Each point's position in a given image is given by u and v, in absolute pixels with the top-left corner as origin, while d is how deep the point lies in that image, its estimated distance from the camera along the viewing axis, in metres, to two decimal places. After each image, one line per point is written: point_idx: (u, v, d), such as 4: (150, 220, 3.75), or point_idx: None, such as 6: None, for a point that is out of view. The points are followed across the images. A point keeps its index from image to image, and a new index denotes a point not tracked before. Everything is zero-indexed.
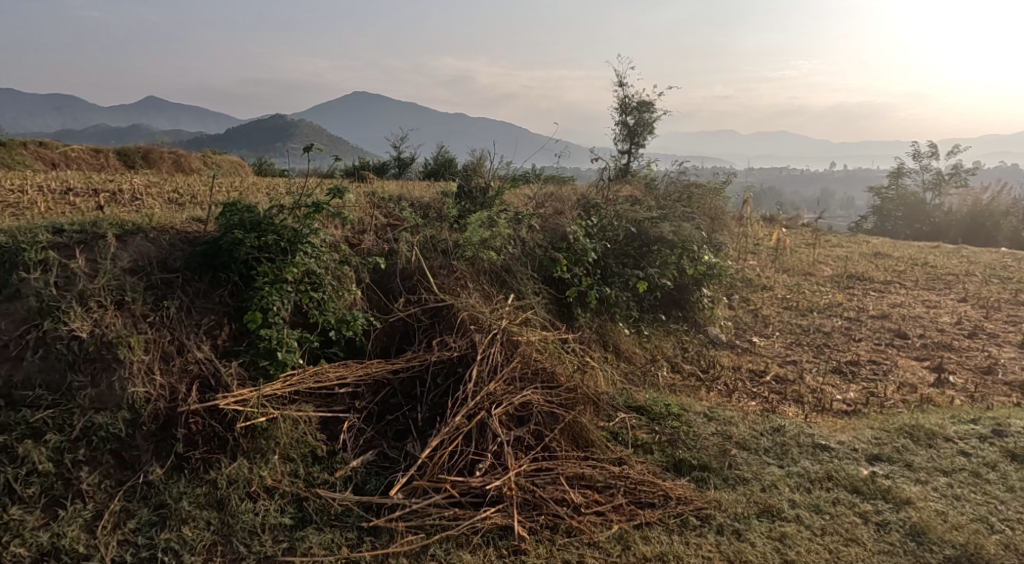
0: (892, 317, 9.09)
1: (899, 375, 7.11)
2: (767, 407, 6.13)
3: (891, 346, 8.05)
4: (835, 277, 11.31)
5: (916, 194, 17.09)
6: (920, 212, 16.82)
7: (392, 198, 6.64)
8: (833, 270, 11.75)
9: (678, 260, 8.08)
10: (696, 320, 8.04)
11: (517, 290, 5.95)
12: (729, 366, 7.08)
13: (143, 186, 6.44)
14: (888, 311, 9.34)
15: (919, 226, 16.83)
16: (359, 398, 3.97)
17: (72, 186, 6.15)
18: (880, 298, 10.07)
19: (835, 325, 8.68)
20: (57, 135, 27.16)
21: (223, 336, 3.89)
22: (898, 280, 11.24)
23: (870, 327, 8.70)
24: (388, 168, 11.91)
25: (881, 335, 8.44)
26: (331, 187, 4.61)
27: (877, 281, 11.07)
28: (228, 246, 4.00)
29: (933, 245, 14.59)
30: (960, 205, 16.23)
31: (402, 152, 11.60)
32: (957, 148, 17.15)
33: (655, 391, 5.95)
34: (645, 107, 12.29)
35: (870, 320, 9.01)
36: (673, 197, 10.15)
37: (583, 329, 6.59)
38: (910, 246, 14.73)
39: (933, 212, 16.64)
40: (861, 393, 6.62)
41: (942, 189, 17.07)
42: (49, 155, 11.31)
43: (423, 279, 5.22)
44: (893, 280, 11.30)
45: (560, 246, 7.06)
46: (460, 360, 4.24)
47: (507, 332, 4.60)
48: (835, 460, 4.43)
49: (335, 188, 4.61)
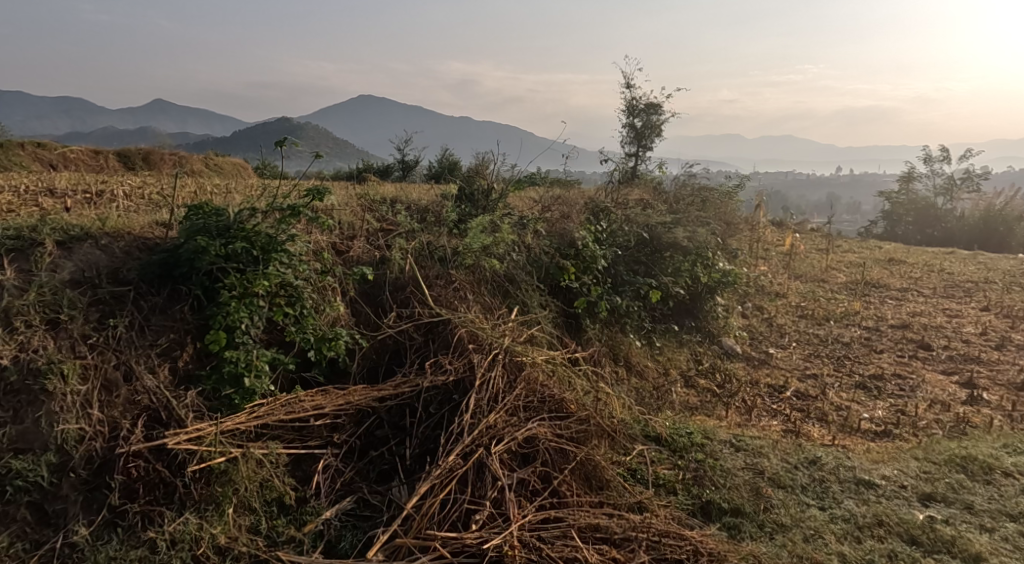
0: (913, 327, 8.52)
1: (928, 392, 6.55)
2: (792, 429, 5.59)
3: (916, 359, 7.48)
4: (851, 283, 10.76)
5: (927, 198, 16.41)
6: (932, 218, 16.18)
7: (386, 200, 6.15)
8: (848, 276, 11.19)
9: (692, 268, 7.55)
10: (710, 331, 7.49)
11: (520, 302, 5.42)
12: (747, 381, 6.53)
13: (125, 186, 5.94)
14: (909, 320, 8.78)
15: (930, 232, 16.12)
16: (339, 430, 3.45)
17: (53, 185, 5.60)
18: (899, 307, 9.51)
19: (854, 335, 8.12)
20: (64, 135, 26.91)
21: (184, 357, 3.38)
22: (916, 288, 10.67)
23: (892, 337, 8.13)
24: (393, 171, 11.40)
25: (904, 346, 7.86)
26: (310, 189, 4.12)
27: (895, 289, 10.52)
28: (191, 253, 3.48)
29: (949, 250, 14.02)
30: (974, 209, 15.62)
31: (406, 155, 11.08)
32: (969, 150, 16.47)
33: (670, 412, 5.43)
34: (653, 109, 11.76)
35: (891, 329, 8.44)
36: (685, 201, 9.63)
37: (592, 343, 6.06)
38: (923, 251, 14.16)
39: (945, 216, 16.00)
40: (890, 412, 6.07)
41: (954, 194, 16.22)
42: (47, 155, 10.86)
43: (417, 290, 4.71)
44: (910, 287, 10.73)
45: (567, 253, 6.54)
46: (456, 387, 3.73)
47: (510, 353, 4.08)
48: (883, 500, 3.88)
49: (316, 189, 4.11)
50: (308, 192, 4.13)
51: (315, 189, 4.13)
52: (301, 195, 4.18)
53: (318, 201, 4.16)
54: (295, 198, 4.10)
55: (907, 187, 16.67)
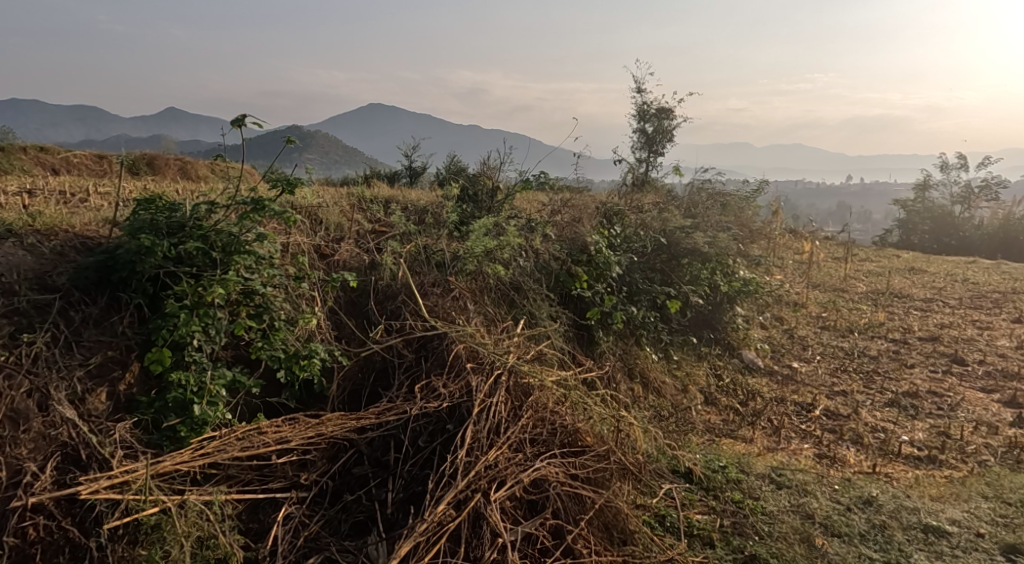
0: (943, 339, 7.85)
1: (970, 411, 5.89)
2: (825, 455, 4.94)
3: (950, 374, 6.81)
4: (873, 293, 10.08)
5: (944, 207, 15.16)
6: (947, 227, 14.97)
7: (377, 199, 5.61)
8: (868, 286, 10.50)
9: (710, 276, 6.93)
10: (729, 343, 6.80)
11: (528, 313, 4.81)
12: (773, 398, 5.88)
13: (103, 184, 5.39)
14: (938, 333, 8.10)
15: (945, 240, 14.76)
16: (308, 468, 2.90)
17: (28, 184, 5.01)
18: (926, 318, 8.82)
19: (881, 348, 7.45)
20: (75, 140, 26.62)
21: (127, 380, 2.82)
22: (941, 298, 9.98)
23: (923, 350, 7.46)
24: (399, 178, 10.74)
25: (936, 360, 7.19)
26: (280, 180, 3.49)
27: (918, 299, 9.83)
28: (133, 253, 2.90)
29: (969, 259, 13.27)
30: (992, 217, 14.62)
31: (414, 161, 10.39)
32: (987, 159, 15.50)
33: (691, 437, 4.82)
34: (665, 113, 11.15)
35: (920, 342, 7.77)
36: (703, 205, 9.02)
37: (605, 358, 5.43)
38: (943, 260, 13.42)
39: (962, 224, 14.81)
40: (933, 434, 5.41)
41: (971, 202, 14.95)
42: (49, 160, 10.34)
43: (409, 300, 4.13)
44: (935, 297, 10.04)
45: (578, 258, 5.94)
46: (450, 416, 3.18)
47: (515, 374, 3.50)
48: (957, 556, 3.25)
49: (286, 181, 3.49)
50: (277, 180, 3.51)
51: (285, 178, 3.51)
52: (270, 184, 3.53)
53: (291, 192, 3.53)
54: (262, 187, 3.49)
55: (921, 196, 15.45)
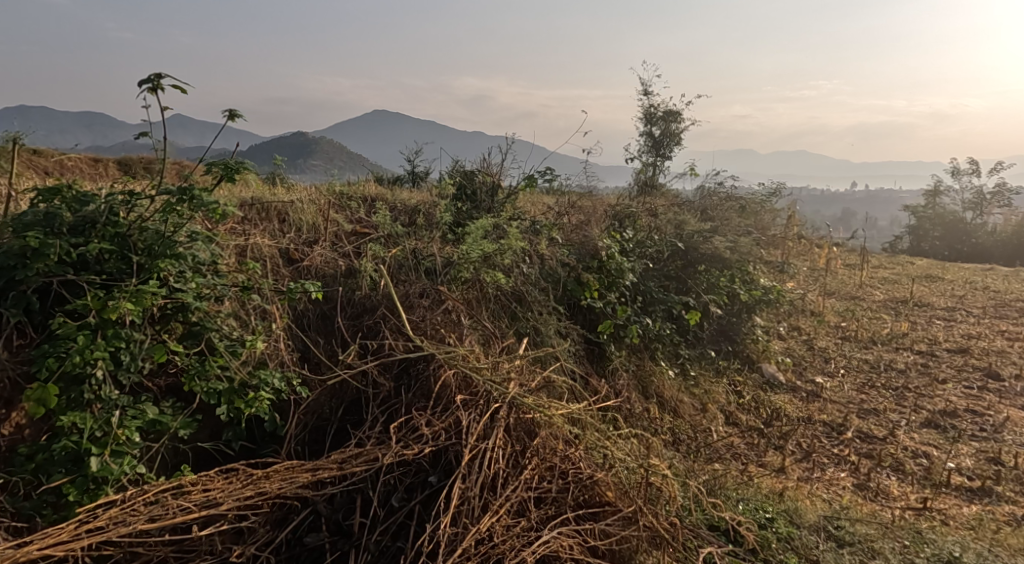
0: (974, 351, 6.56)
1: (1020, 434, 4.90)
2: (867, 488, 4.21)
3: (989, 392, 5.65)
4: (888, 302, 8.84)
5: (955, 213, 12.62)
6: (960, 234, 12.52)
7: (362, 199, 4.98)
8: (886, 294, 9.39)
9: (729, 284, 6.19)
10: (748, 356, 5.96)
11: (532, 329, 4.11)
12: (799, 418, 5.05)
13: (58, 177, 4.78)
14: (968, 343, 6.80)
15: (957, 248, 12.42)
16: (245, 539, 2.25)
17: None
18: (950, 328, 7.42)
19: (906, 361, 6.28)
20: (80, 140, 26.33)
21: (12, 422, 2.22)
22: (963, 307, 8.67)
23: (954, 364, 6.25)
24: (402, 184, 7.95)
25: (968, 375, 6.01)
26: (219, 164, 2.78)
27: (939, 308, 8.52)
28: (13, 259, 2.25)
29: (986, 265, 11.38)
30: (1006, 224, 12.08)
31: (417, 167, 7.73)
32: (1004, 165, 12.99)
33: (715, 468, 4.13)
34: (673, 115, 10.45)
35: (950, 355, 6.47)
36: (721, 208, 8.32)
37: (617, 376, 4.74)
38: (959, 268, 11.63)
39: (975, 231, 12.32)
40: (982, 461, 4.55)
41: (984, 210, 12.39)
42: None
43: (391, 314, 3.44)
44: (957, 306, 8.74)
45: (588, 265, 5.24)
46: (433, 465, 2.56)
47: (517, 408, 2.83)
48: None
49: (227, 166, 2.77)
50: (217, 164, 2.79)
51: (228, 163, 2.80)
52: (207, 170, 2.81)
53: (234, 180, 2.83)
54: (199, 172, 2.78)
55: (931, 201, 12.92)
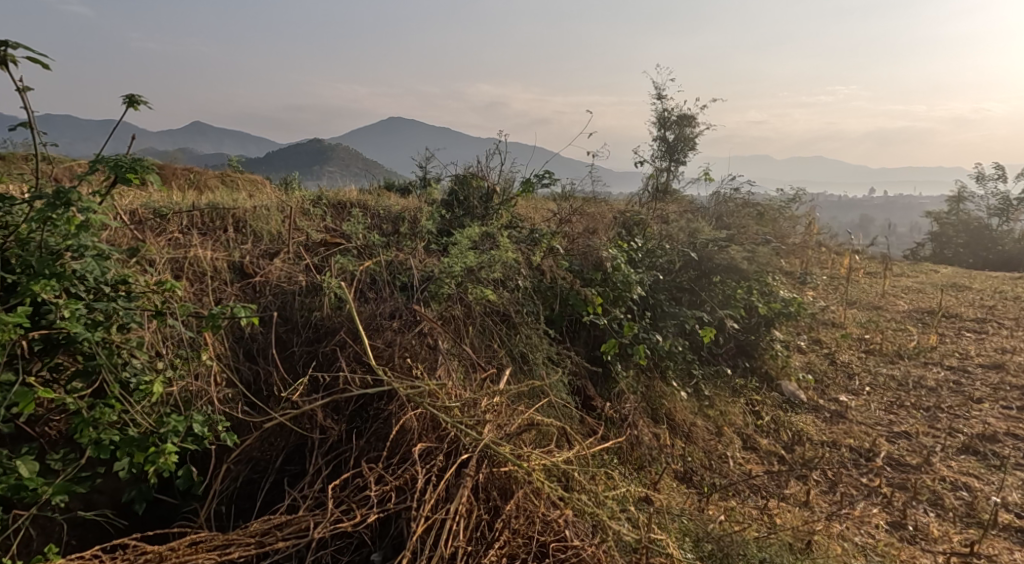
0: (1011, 366, 5.90)
1: None
2: (904, 527, 3.61)
3: None
4: (916, 312, 8.20)
5: (979, 219, 11.91)
6: (984, 240, 11.70)
7: (338, 206, 4.50)
8: (912, 304, 8.70)
9: (746, 296, 5.53)
10: (767, 374, 5.37)
11: (516, 350, 3.58)
12: (823, 441, 4.48)
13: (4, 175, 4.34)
14: (1003, 358, 6.13)
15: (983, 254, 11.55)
16: None
17: None
18: (983, 342, 6.76)
19: (938, 378, 5.66)
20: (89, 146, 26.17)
21: None
22: (996, 318, 7.99)
23: (989, 382, 5.60)
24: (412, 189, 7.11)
25: (1008, 392, 5.37)
26: (107, 161, 2.31)
27: (970, 319, 7.86)
28: None
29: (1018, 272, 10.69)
30: None
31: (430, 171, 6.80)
32: None
33: (725, 509, 3.56)
34: (687, 120, 9.90)
35: (984, 372, 5.84)
36: (736, 216, 7.77)
37: (623, 399, 4.19)
38: (988, 276, 10.92)
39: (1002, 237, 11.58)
40: None
41: (1011, 214, 11.63)
42: None
43: (352, 339, 2.90)
44: (988, 317, 8.06)
45: (588, 277, 4.70)
46: (378, 539, 2.09)
47: (490, 461, 2.32)
48: None
49: (118, 164, 2.30)
50: (106, 162, 2.32)
51: (119, 161, 2.32)
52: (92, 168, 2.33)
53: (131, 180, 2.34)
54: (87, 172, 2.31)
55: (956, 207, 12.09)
